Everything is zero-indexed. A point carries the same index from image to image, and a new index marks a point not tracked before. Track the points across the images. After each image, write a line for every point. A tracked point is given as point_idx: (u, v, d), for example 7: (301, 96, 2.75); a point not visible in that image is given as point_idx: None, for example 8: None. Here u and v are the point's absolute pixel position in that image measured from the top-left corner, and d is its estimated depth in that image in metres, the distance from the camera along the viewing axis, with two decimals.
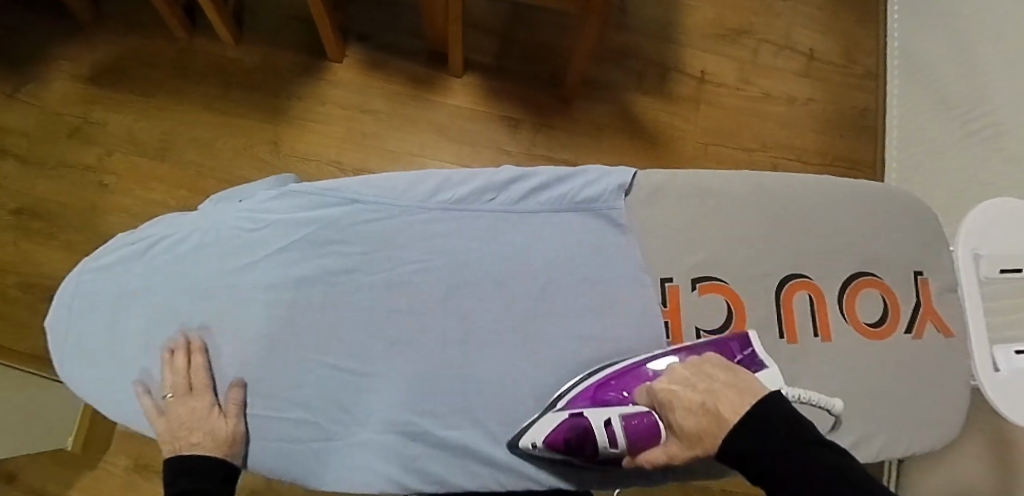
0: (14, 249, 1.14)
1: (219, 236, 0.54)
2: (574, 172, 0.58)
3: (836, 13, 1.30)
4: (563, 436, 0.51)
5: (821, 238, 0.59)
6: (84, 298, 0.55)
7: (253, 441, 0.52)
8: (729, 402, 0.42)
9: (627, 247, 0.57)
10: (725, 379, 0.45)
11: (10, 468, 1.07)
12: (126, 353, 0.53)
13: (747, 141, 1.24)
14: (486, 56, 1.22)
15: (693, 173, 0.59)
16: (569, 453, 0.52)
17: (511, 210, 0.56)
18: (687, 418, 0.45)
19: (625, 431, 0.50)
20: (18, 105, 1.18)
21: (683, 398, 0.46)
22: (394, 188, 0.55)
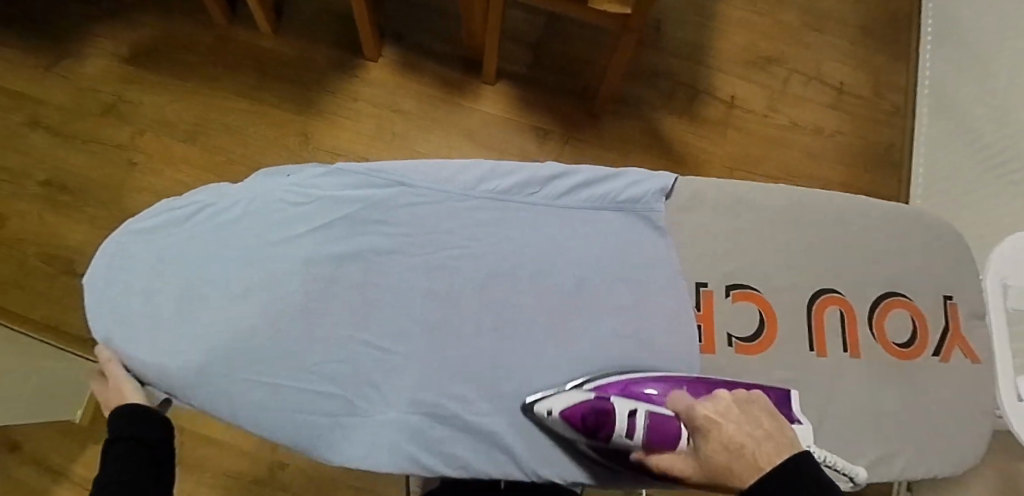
0: (38, 219, 1.15)
1: (265, 207, 0.55)
2: (616, 174, 0.59)
3: (867, 49, 1.31)
4: (580, 412, 0.50)
5: (857, 255, 0.60)
6: (121, 257, 0.54)
7: (278, 413, 0.51)
8: (768, 452, 0.37)
9: (664, 249, 0.58)
10: (770, 427, 0.40)
11: (14, 435, 1.07)
12: (156, 314, 0.53)
13: (771, 168, 1.24)
14: (519, 66, 1.24)
15: (730, 184, 0.60)
16: (583, 433, 0.51)
17: (551, 205, 0.58)
18: (716, 452, 0.40)
19: (646, 428, 0.49)
20: (56, 79, 1.21)
21: (719, 432, 0.41)
22: (440, 174, 0.57)
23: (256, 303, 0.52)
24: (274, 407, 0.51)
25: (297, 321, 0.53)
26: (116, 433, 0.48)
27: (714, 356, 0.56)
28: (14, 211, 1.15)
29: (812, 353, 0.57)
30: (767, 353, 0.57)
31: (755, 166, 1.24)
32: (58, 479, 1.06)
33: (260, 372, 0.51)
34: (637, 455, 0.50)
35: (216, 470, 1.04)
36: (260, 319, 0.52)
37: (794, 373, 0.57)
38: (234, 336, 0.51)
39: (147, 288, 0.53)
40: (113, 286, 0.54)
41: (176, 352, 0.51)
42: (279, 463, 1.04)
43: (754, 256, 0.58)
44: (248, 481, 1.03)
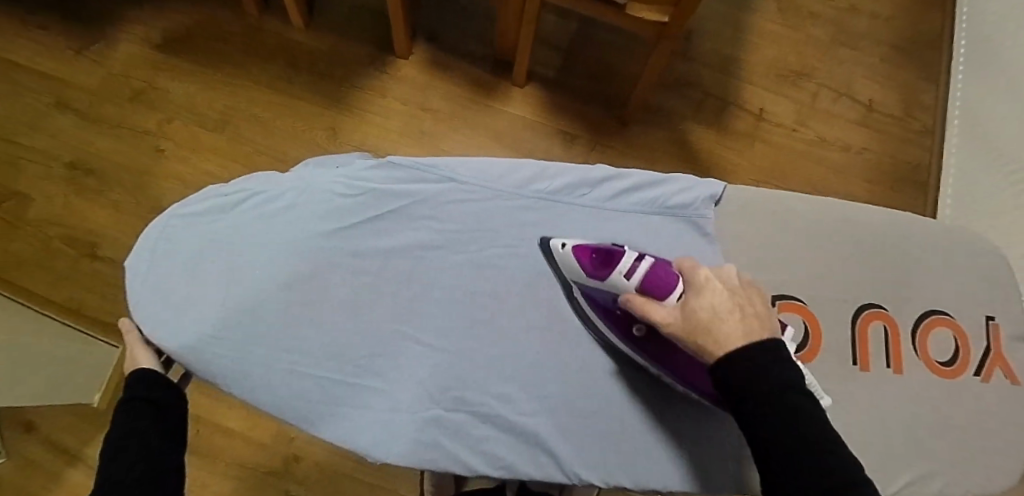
0: (63, 202, 1.15)
1: (317, 197, 0.55)
2: (664, 179, 0.60)
3: (898, 68, 1.31)
4: (591, 248, 0.53)
5: (900, 272, 0.60)
6: (166, 242, 0.53)
7: (322, 404, 0.51)
8: (749, 327, 0.44)
9: (714, 256, 0.58)
10: (760, 310, 0.46)
11: (30, 417, 1.07)
12: (200, 302, 0.51)
13: (797, 182, 1.24)
14: (550, 70, 1.24)
15: (776, 194, 0.61)
16: (585, 269, 0.53)
17: (600, 206, 0.59)
18: (707, 304, 0.46)
19: (647, 272, 0.49)
20: (87, 62, 1.21)
21: (712, 294, 0.46)
22: (491, 173, 0.59)
23: (306, 291, 0.52)
24: (316, 397, 0.51)
25: (347, 314, 0.53)
26: (131, 394, 0.51)
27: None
28: (39, 192, 1.15)
29: (854, 367, 0.57)
30: (811, 365, 0.56)
31: (782, 179, 1.23)
32: (71, 463, 1.06)
33: (307, 365, 0.51)
34: (625, 298, 0.50)
35: (232, 459, 1.03)
36: (309, 308, 0.52)
37: (835, 386, 0.56)
38: (281, 325, 0.51)
39: (191, 270, 0.52)
40: (157, 271, 0.52)
41: (220, 337, 0.50)
42: (294, 456, 1.04)
43: (799, 267, 0.59)
44: (263, 472, 1.03)
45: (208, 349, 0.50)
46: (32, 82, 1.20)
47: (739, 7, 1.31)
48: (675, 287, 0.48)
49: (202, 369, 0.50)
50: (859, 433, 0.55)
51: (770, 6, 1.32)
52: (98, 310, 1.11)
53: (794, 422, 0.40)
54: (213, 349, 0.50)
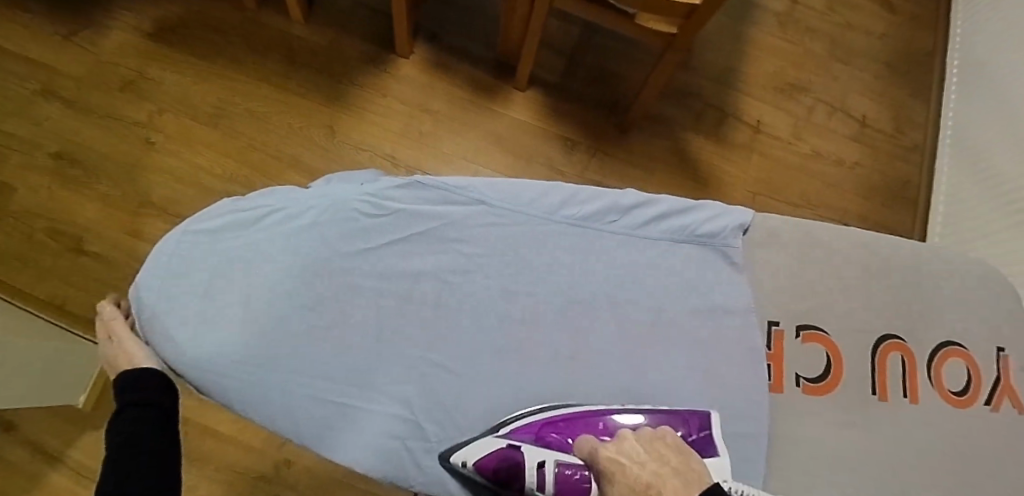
0: (46, 193, 1.11)
1: (339, 216, 0.54)
2: (695, 207, 0.62)
3: (892, 85, 1.34)
4: (493, 467, 0.51)
5: (915, 307, 0.66)
6: (179, 260, 0.52)
7: (344, 435, 0.52)
8: (674, 488, 0.44)
9: (740, 284, 0.62)
10: (676, 463, 0.47)
11: (9, 416, 1.03)
12: (219, 325, 0.51)
13: (793, 195, 1.25)
14: (551, 74, 1.23)
15: (803, 225, 0.66)
16: (495, 481, 0.52)
17: (632, 233, 0.60)
18: (625, 495, 0.46)
19: (555, 480, 0.52)
20: (74, 48, 1.17)
21: (626, 475, 0.47)
22: (521, 195, 0.58)
23: (331, 318, 0.53)
24: (339, 428, 0.51)
25: (373, 339, 0.53)
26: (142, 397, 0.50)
27: (782, 394, 0.62)
28: (23, 183, 1.11)
29: (875, 397, 0.63)
30: (831, 394, 0.63)
31: (777, 192, 1.25)
32: (54, 464, 1.02)
33: (330, 394, 0.52)
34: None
35: (222, 465, 1.01)
36: (332, 334, 0.52)
37: (852, 413, 0.62)
38: (304, 353, 0.52)
39: (207, 293, 0.51)
40: (173, 291, 0.51)
41: (240, 366, 0.50)
42: (285, 461, 1.02)
43: (822, 298, 0.64)
44: (252, 478, 1.01)
45: (228, 378, 0.50)
46: (15, 67, 1.15)
47: (740, 18, 1.31)
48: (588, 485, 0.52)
49: (219, 399, 0.50)
50: (863, 456, 0.61)
51: (771, 18, 1.32)
52: (83, 308, 1.07)
53: None
54: (233, 378, 0.50)
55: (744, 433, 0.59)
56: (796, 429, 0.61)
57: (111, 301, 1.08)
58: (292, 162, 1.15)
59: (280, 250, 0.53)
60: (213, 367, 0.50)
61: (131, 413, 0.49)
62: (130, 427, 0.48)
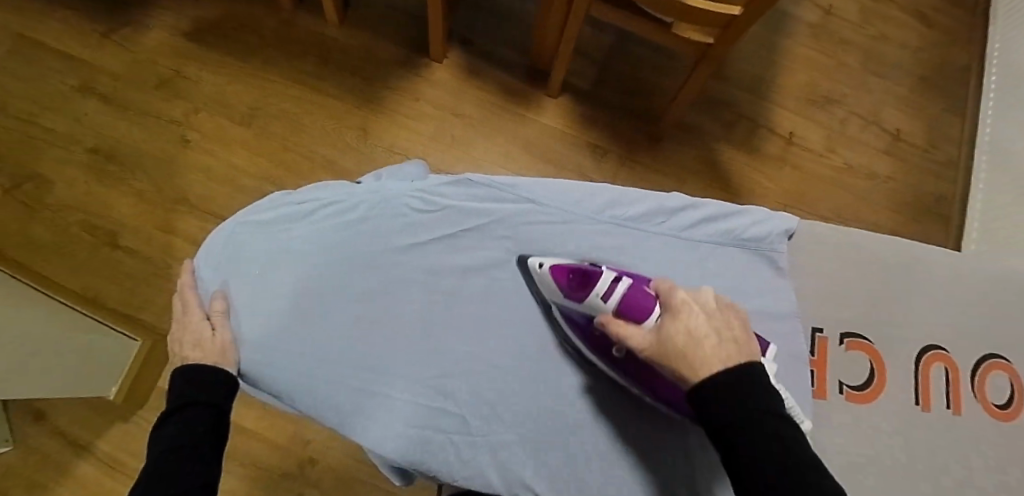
0: (83, 187, 1.13)
1: (390, 210, 0.58)
2: (739, 212, 0.63)
3: (927, 99, 1.32)
4: (569, 269, 0.53)
5: (963, 322, 0.65)
6: (240, 248, 0.56)
7: (384, 422, 0.53)
8: (728, 348, 0.43)
9: (787, 289, 0.62)
10: (739, 335, 0.45)
11: (40, 405, 1.05)
12: (275, 311, 0.54)
13: (823, 207, 1.25)
14: (583, 81, 1.23)
15: (847, 234, 0.66)
16: (561, 289, 0.53)
17: (677, 234, 0.61)
18: (680, 331, 0.44)
19: (623, 295, 0.48)
20: (113, 46, 1.18)
21: (689, 317, 0.45)
22: (565, 196, 0.61)
23: (380, 307, 0.56)
24: (380, 414, 0.53)
25: (420, 329, 0.56)
26: (189, 397, 0.49)
27: (825, 401, 0.61)
28: (61, 177, 1.13)
29: (918, 407, 0.62)
30: (875, 402, 0.62)
31: (808, 204, 1.24)
32: (81, 455, 1.04)
33: (376, 384, 0.54)
34: (601, 320, 0.49)
35: (247, 461, 1.01)
36: (380, 322, 0.56)
37: (894, 422, 0.62)
38: (353, 340, 0.55)
39: (265, 280, 0.55)
40: (236, 278, 0.56)
41: (292, 353, 0.54)
42: (310, 460, 1.02)
43: (864, 306, 0.64)
44: (276, 475, 1.01)
45: (279, 365, 0.53)
46: (56, 63, 1.17)
47: (774, 30, 1.30)
48: (650, 315, 0.47)
49: (270, 387, 0.53)
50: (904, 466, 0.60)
51: (805, 30, 1.31)
52: (115, 301, 1.09)
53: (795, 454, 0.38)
54: (284, 365, 0.53)
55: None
56: (836, 436, 0.60)
57: (143, 296, 1.09)
58: (324, 162, 1.15)
59: (334, 241, 0.57)
60: (269, 352, 0.54)
61: (179, 416, 0.48)
62: (176, 433, 0.47)
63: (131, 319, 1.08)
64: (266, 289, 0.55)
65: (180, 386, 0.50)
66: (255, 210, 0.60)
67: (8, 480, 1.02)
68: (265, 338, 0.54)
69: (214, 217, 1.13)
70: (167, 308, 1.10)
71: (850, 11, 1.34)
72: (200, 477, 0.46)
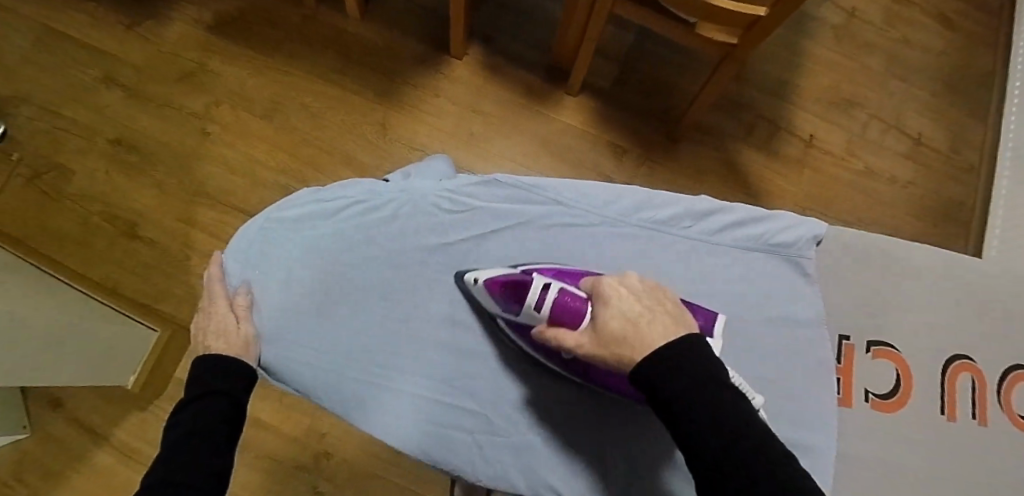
0: (104, 177, 1.13)
1: (420, 210, 0.59)
2: (769, 217, 0.63)
3: (951, 104, 1.30)
4: (502, 281, 0.53)
5: (993, 333, 0.65)
6: (271, 242, 0.57)
7: (401, 418, 0.55)
8: (662, 322, 0.44)
9: (813, 295, 0.62)
10: (670, 308, 0.46)
11: (59, 393, 1.06)
12: (308, 308, 0.56)
13: (842, 211, 1.24)
14: (604, 81, 1.22)
15: (876, 239, 0.66)
16: (499, 301, 0.54)
17: (703, 239, 0.61)
18: (613, 319, 0.45)
19: (553, 303, 0.50)
20: (136, 38, 1.19)
21: (619, 304, 0.46)
22: (594, 198, 0.61)
23: (409, 307, 0.58)
24: (398, 410, 0.56)
25: (446, 330, 0.58)
26: (208, 386, 0.50)
27: (851, 409, 0.61)
28: (82, 167, 1.14)
29: (943, 417, 0.62)
30: (901, 411, 0.62)
31: (827, 207, 1.23)
32: (99, 442, 1.05)
33: (404, 382, 0.56)
34: (538, 329, 0.51)
35: (262, 452, 1.02)
36: (407, 322, 0.58)
37: (920, 432, 0.61)
38: (380, 339, 0.57)
39: (295, 276, 0.56)
40: (267, 272, 0.57)
41: (319, 349, 0.56)
42: (324, 453, 1.03)
43: (891, 314, 0.64)
44: (291, 467, 1.02)
45: (309, 363, 0.55)
46: (79, 54, 1.18)
47: (796, 31, 1.29)
48: (583, 317, 0.49)
49: (300, 382, 0.55)
50: (928, 474, 0.60)
51: (828, 32, 1.30)
52: (134, 291, 1.10)
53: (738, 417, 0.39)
54: (311, 361, 0.55)
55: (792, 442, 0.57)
56: (860, 444, 0.60)
57: (161, 286, 1.10)
58: (343, 157, 1.16)
59: (364, 239, 0.58)
60: (301, 349, 0.56)
61: (200, 401, 0.49)
62: (194, 419, 0.48)
63: (150, 309, 1.09)
64: (298, 285, 0.56)
65: (202, 374, 0.50)
66: (283, 203, 0.60)
67: (28, 466, 1.03)
68: (298, 335, 0.56)
69: (232, 209, 1.13)
70: (185, 299, 1.10)
71: (875, 14, 1.32)
72: (212, 462, 0.46)
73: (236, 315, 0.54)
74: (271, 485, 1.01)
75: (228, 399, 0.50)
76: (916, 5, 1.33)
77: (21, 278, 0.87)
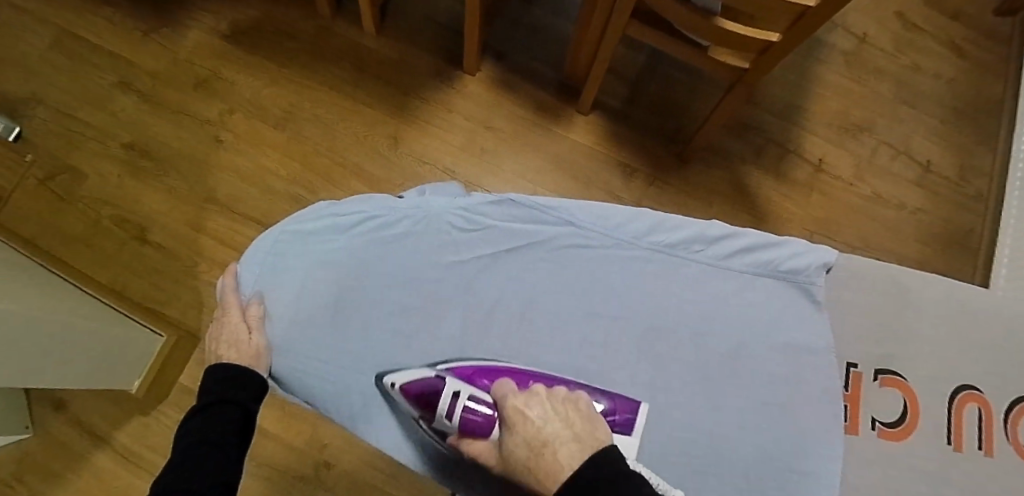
0: (116, 181, 1.15)
1: (434, 227, 0.60)
2: (781, 243, 0.63)
3: (961, 131, 1.30)
4: (416, 391, 0.54)
5: (1004, 365, 0.65)
6: (285, 254, 0.58)
7: (405, 432, 0.57)
8: (568, 451, 0.43)
9: (822, 322, 0.62)
10: (579, 427, 0.46)
11: (61, 394, 1.06)
12: (319, 320, 0.57)
13: (849, 236, 1.24)
14: (615, 100, 1.23)
15: (885, 268, 0.66)
16: (415, 407, 0.54)
17: (714, 264, 0.62)
18: (517, 449, 0.46)
19: (462, 413, 0.51)
20: (152, 45, 1.20)
21: (525, 430, 0.46)
22: (607, 219, 0.61)
23: (420, 322, 0.58)
24: (402, 425, 0.57)
25: (455, 347, 0.58)
26: (218, 393, 0.51)
27: (857, 436, 0.61)
28: (94, 170, 1.15)
29: (949, 447, 0.62)
30: (908, 439, 0.61)
31: (834, 231, 1.23)
32: (100, 445, 1.05)
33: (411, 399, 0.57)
34: (452, 439, 0.52)
35: (264, 461, 1.02)
36: (416, 339, 0.58)
37: (926, 463, 0.61)
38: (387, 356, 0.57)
39: (307, 287, 0.57)
40: (281, 283, 0.57)
41: (328, 363, 0.57)
42: (326, 463, 1.02)
43: (898, 343, 0.64)
44: (292, 477, 1.02)
45: (320, 374, 0.56)
46: (97, 59, 1.19)
47: (807, 56, 1.30)
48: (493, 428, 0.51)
49: (309, 392, 0.57)
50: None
51: (839, 58, 1.31)
52: (142, 295, 1.10)
53: None
54: (319, 374, 0.56)
55: (793, 467, 0.57)
56: (865, 477, 0.59)
57: (169, 291, 1.11)
58: (354, 169, 1.17)
59: (376, 255, 0.59)
60: (312, 361, 0.56)
61: (210, 410, 0.51)
62: (203, 428, 0.49)
63: (159, 313, 1.09)
64: (309, 297, 0.57)
65: (213, 383, 0.52)
66: (298, 215, 0.60)
67: (31, 466, 1.03)
68: (308, 347, 0.57)
69: (242, 217, 1.14)
70: (193, 305, 1.11)
71: (886, 40, 1.33)
72: (222, 472, 0.47)
73: (250, 327, 0.55)
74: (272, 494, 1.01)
75: (236, 409, 0.51)
76: (928, 32, 1.34)
77: (30, 279, 0.87)
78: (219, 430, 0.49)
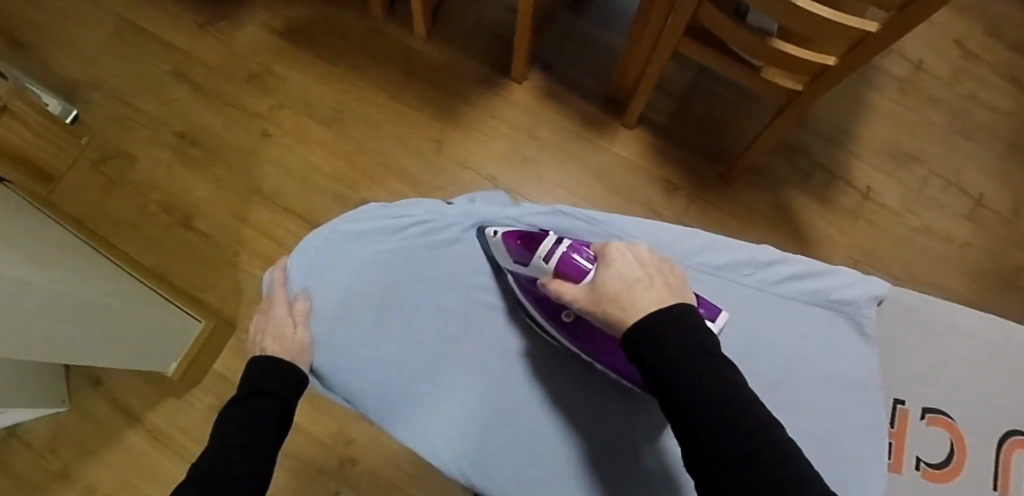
0: (165, 168, 1.18)
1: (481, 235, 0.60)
2: (832, 274, 0.62)
3: (1018, 166, 1.26)
4: (518, 233, 0.55)
5: None
6: (338, 250, 0.58)
7: (440, 433, 0.57)
8: (657, 293, 0.45)
9: (868, 356, 0.60)
10: (671, 281, 0.48)
11: (99, 372, 1.09)
12: (364, 317, 0.57)
13: (895, 267, 1.20)
14: (661, 116, 1.22)
15: (936, 303, 0.64)
16: (511, 253, 0.56)
17: (765, 289, 0.61)
18: (614, 278, 0.47)
19: (561, 257, 0.51)
20: (210, 37, 1.23)
21: (622, 268, 0.48)
22: (659, 237, 0.61)
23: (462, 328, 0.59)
24: (438, 424, 0.57)
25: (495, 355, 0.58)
26: (253, 386, 0.53)
27: (900, 475, 0.59)
28: (146, 156, 1.18)
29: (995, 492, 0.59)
30: (952, 482, 0.59)
31: (879, 261, 1.20)
32: (133, 424, 1.07)
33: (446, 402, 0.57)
34: (543, 281, 0.52)
35: (291, 453, 1.03)
36: (457, 345, 0.59)
37: None
38: (431, 356, 0.58)
39: (355, 285, 0.58)
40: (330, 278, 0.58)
41: (369, 362, 0.57)
42: (350, 459, 1.03)
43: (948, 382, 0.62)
44: (316, 470, 1.03)
45: (360, 373, 0.57)
46: (155, 49, 1.23)
47: (860, 81, 1.27)
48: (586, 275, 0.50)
49: (347, 390, 0.57)
50: None
51: (893, 85, 1.28)
52: (184, 282, 1.13)
53: (723, 390, 0.39)
54: (359, 372, 0.57)
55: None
56: None
57: (210, 279, 1.13)
58: (397, 170, 1.18)
59: (424, 257, 0.60)
60: (354, 359, 0.57)
61: (246, 401, 0.52)
62: (240, 416, 0.50)
63: (198, 300, 1.12)
64: (357, 293, 0.58)
65: (255, 373, 0.53)
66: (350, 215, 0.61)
67: (66, 440, 1.06)
68: (351, 345, 0.57)
69: (283, 211, 1.16)
70: (231, 293, 1.13)
71: (943, 69, 1.29)
72: (265, 464, 0.48)
73: (295, 323, 0.55)
74: (297, 487, 1.02)
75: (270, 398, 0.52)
76: (988, 62, 1.30)
77: (79, 259, 0.90)
78: (252, 419, 0.50)
